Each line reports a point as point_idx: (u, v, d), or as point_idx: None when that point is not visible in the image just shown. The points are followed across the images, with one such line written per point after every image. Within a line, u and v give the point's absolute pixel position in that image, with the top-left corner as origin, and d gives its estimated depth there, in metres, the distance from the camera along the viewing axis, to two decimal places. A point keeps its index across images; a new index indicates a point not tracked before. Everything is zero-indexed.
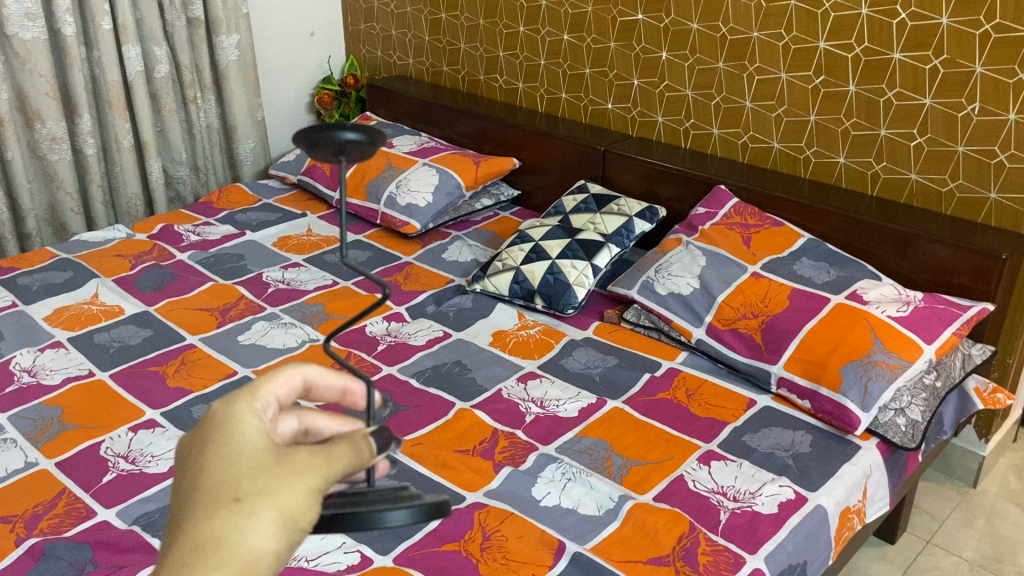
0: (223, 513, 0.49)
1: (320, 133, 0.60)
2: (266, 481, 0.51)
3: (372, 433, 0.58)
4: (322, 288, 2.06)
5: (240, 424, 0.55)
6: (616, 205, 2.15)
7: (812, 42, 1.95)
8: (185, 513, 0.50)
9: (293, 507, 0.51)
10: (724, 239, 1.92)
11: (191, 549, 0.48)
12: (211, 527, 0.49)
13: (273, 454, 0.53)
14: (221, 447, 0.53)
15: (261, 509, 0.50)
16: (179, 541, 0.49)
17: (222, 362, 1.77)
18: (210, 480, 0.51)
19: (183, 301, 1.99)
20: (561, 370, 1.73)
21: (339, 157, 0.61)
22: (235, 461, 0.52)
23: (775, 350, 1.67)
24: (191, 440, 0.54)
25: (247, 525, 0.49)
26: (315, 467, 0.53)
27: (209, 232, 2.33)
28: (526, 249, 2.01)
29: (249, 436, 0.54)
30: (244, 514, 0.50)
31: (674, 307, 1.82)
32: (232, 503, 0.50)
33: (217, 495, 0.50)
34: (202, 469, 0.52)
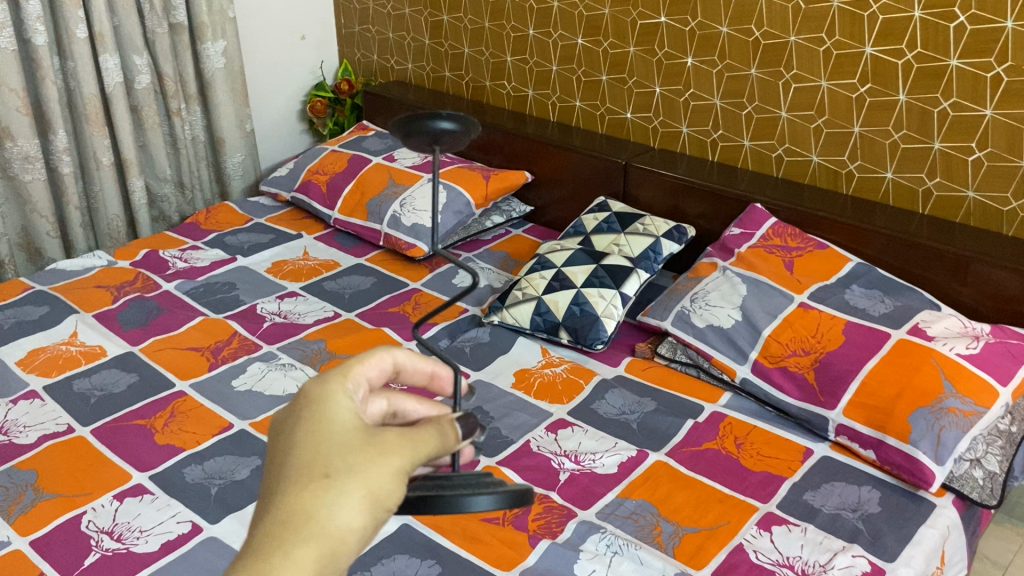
0: (315, 487, 0.57)
1: (418, 124, 0.86)
2: (355, 460, 0.59)
3: (455, 422, 0.69)
4: (323, 321, 1.89)
5: (332, 411, 0.64)
6: (641, 224, 1.98)
7: (858, 47, 1.78)
8: (283, 486, 0.58)
9: (377, 486, 0.59)
10: (765, 264, 1.76)
11: (285, 519, 0.55)
12: (302, 499, 0.56)
13: (363, 437, 0.62)
14: (314, 431, 0.62)
15: (349, 486, 0.58)
16: (275, 508, 0.56)
17: (216, 412, 1.59)
18: (306, 458, 0.59)
19: (171, 340, 1.81)
20: (594, 417, 1.56)
21: (433, 143, 0.86)
22: (327, 440, 0.61)
23: (833, 394, 1.51)
24: (289, 423, 0.63)
25: (335, 499, 0.57)
26: (397, 451, 0.62)
27: (197, 257, 2.15)
28: (548, 276, 1.84)
29: (340, 420, 0.63)
30: (334, 487, 0.57)
31: (715, 340, 1.66)
32: (322, 478, 0.58)
33: (310, 472, 0.58)
34: (297, 447, 0.60)
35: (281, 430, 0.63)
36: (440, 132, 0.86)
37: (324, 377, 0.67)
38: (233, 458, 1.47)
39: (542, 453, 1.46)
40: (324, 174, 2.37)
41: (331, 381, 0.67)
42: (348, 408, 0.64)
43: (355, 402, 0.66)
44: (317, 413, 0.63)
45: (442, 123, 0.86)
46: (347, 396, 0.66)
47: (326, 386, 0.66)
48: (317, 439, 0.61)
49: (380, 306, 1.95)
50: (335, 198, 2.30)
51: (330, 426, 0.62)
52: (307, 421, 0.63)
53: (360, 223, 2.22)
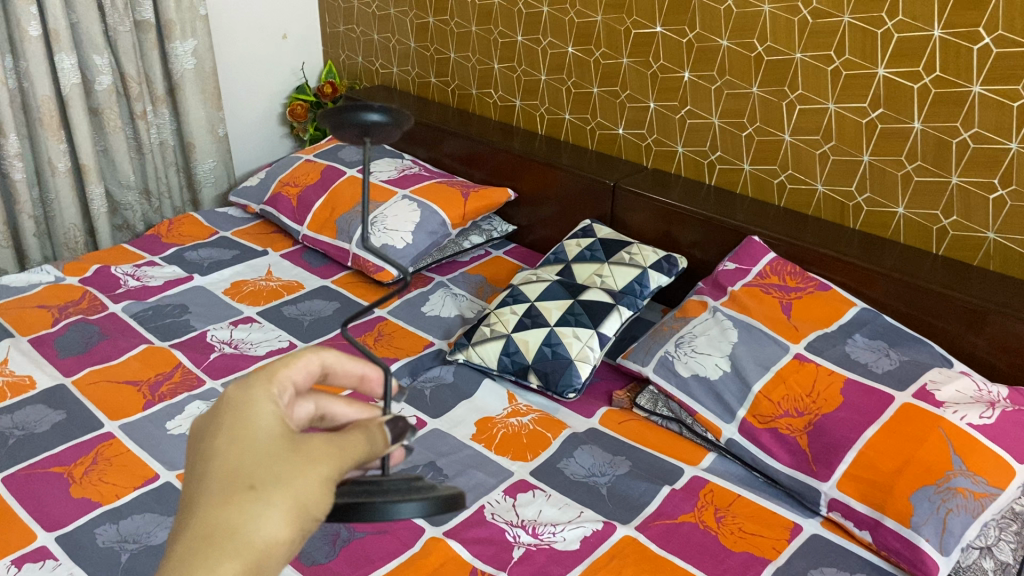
0: (237, 500, 0.51)
1: (347, 115, 0.68)
2: (282, 466, 0.53)
3: (387, 421, 0.60)
4: (274, 353, 1.73)
5: (257, 411, 0.57)
6: (627, 254, 1.82)
7: (870, 69, 1.61)
8: (201, 500, 0.51)
9: (307, 496, 0.52)
10: (759, 307, 1.59)
11: (203, 538, 0.49)
12: (224, 515, 0.50)
13: (290, 441, 0.55)
14: (237, 435, 0.55)
15: (275, 498, 0.51)
16: (192, 526, 0.50)
17: (143, 461, 1.44)
18: (226, 467, 0.53)
19: (107, 372, 1.66)
20: (559, 478, 1.40)
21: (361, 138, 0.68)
22: (251, 445, 0.54)
23: (827, 463, 1.34)
24: (207, 427, 0.56)
25: (258, 513, 0.50)
26: (329, 454, 0.54)
27: (150, 275, 2.00)
28: (519, 312, 1.67)
29: (265, 421, 0.56)
30: (257, 501, 0.51)
31: (700, 393, 1.50)
32: (247, 490, 0.51)
33: (231, 483, 0.51)
34: (217, 454, 0.54)
35: (201, 437, 0.56)
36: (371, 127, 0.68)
37: (248, 377, 0.59)
38: (152, 518, 1.32)
39: (495, 523, 1.30)
40: (295, 186, 2.21)
41: (256, 381, 0.60)
42: (274, 408, 0.57)
43: (281, 402, 0.58)
44: (239, 416, 0.56)
45: (372, 116, 0.68)
46: (271, 396, 0.58)
47: (249, 386, 0.59)
48: (240, 444, 0.54)
49: (340, 336, 1.80)
50: (304, 213, 2.14)
51: (253, 429, 0.55)
52: (227, 423, 0.56)
53: (328, 241, 2.06)
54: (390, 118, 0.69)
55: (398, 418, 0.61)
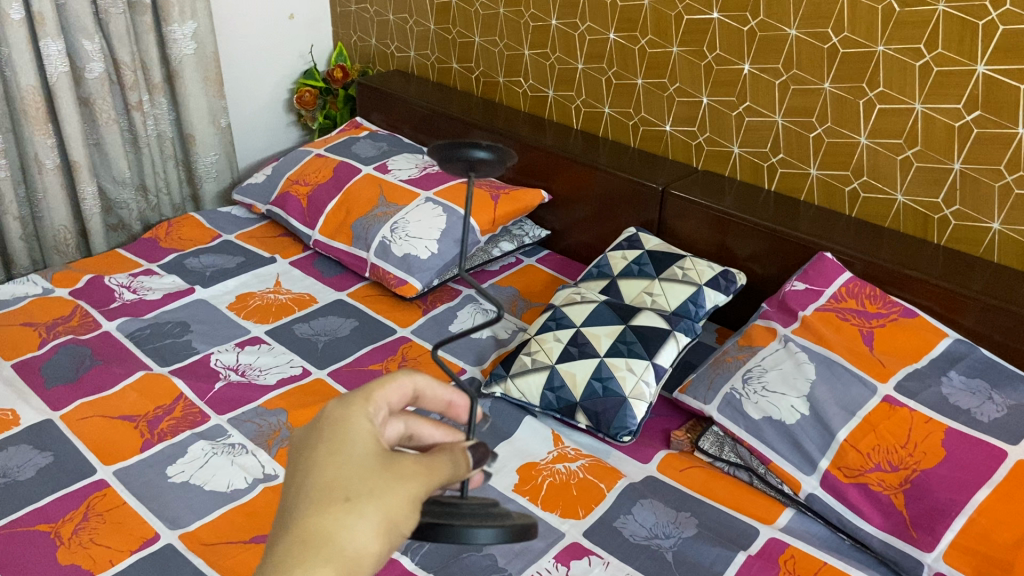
0: (334, 510, 0.61)
1: (454, 148, 0.74)
2: (373, 483, 0.63)
3: (470, 449, 0.69)
4: (286, 382, 1.55)
5: (353, 432, 0.67)
6: (680, 269, 1.62)
7: (967, 65, 1.40)
8: (302, 506, 0.61)
9: (393, 512, 0.62)
10: (838, 337, 1.41)
11: (303, 542, 0.59)
12: (323, 522, 0.60)
13: (381, 461, 0.65)
14: (336, 452, 0.65)
15: (367, 511, 0.61)
16: (295, 530, 0.60)
17: (140, 517, 1.26)
18: (326, 479, 0.63)
19: (100, 404, 1.48)
20: (617, 541, 1.23)
21: (468, 172, 0.74)
22: (346, 462, 0.64)
23: (929, 530, 1.16)
24: (309, 440, 0.66)
25: (352, 524, 0.60)
26: (414, 478, 0.64)
27: (148, 286, 1.81)
28: (564, 339, 1.48)
29: (360, 440, 0.66)
30: (351, 512, 0.61)
31: (774, 439, 1.32)
32: (342, 502, 0.61)
33: (329, 494, 0.61)
34: (317, 467, 0.64)
35: (301, 448, 0.66)
36: (475, 164, 0.74)
37: (344, 400, 0.69)
38: None
39: None
40: (305, 185, 2.01)
41: (353, 403, 0.69)
42: (367, 431, 0.67)
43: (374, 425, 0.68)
44: (336, 434, 0.66)
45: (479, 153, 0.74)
46: (365, 418, 0.68)
47: (346, 408, 0.68)
48: (337, 460, 0.64)
49: (360, 360, 1.61)
50: (316, 216, 1.94)
51: (350, 446, 0.66)
52: (324, 441, 0.65)
53: (343, 248, 1.87)
54: (496, 156, 0.74)
55: (483, 449, 0.71)
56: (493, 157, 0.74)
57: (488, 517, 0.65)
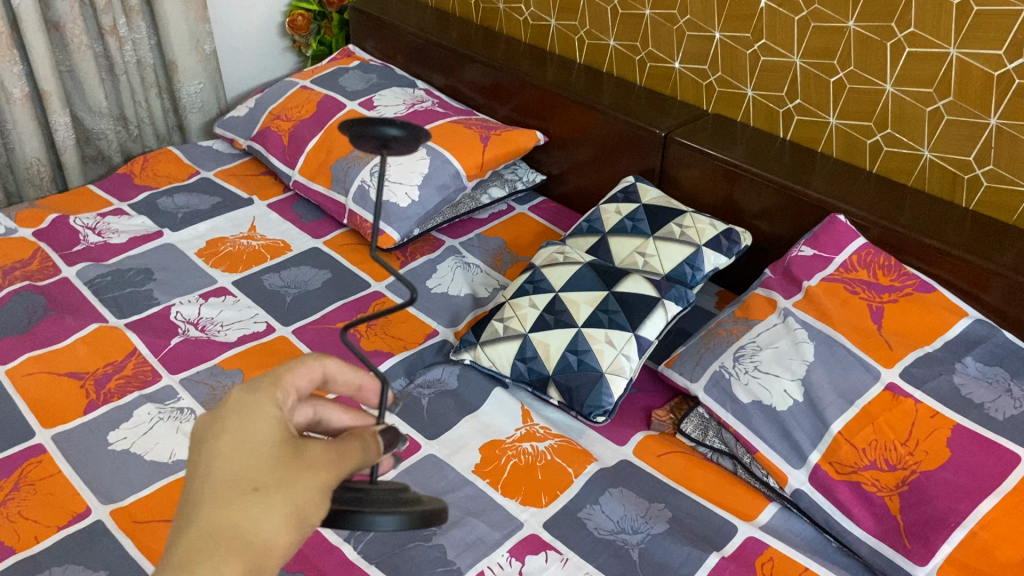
0: (241, 502, 0.56)
1: (366, 125, 0.67)
2: (282, 472, 0.59)
3: (379, 433, 0.66)
4: (247, 339, 1.45)
5: (259, 417, 0.62)
6: (678, 226, 1.48)
7: (1014, 4, 1.21)
8: (205, 499, 0.57)
9: (305, 502, 0.58)
10: (843, 312, 1.26)
11: (208, 535, 0.54)
12: (230, 513, 0.56)
13: (290, 449, 0.61)
14: (240, 438, 0.60)
15: (277, 500, 0.57)
16: (197, 523, 0.55)
17: (74, 488, 1.18)
18: (232, 469, 0.58)
19: (48, 357, 1.39)
20: (580, 535, 1.13)
21: (381, 151, 0.67)
22: (253, 451, 0.60)
23: (925, 541, 1.04)
24: (211, 428, 0.61)
25: (262, 513, 0.56)
26: (325, 465, 0.60)
27: (115, 228, 1.71)
28: (540, 305, 1.36)
29: (266, 425, 0.62)
30: (261, 502, 0.57)
31: (762, 427, 1.19)
32: (251, 492, 0.57)
33: (236, 486, 0.57)
34: (221, 456, 0.59)
35: (202, 437, 0.61)
36: (389, 142, 0.66)
37: (250, 385, 0.64)
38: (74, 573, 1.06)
39: None
40: (287, 120, 1.88)
41: (259, 387, 0.65)
42: (273, 416, 0.62)
43: (283, 410, 0.64)
44: (241, 421, 0.61)
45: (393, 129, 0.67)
46: (274, 403, 0.64)
47: (252, 394, 0.64)
48: (243, 448, 0.59)
49: (328, 316, 1.51)
50: (296, 155, 1.82)
51: (256, 432, 0.61)
52: (228, 429, 0.61)
53: (321, 191, 1.75)
54: (411, 132, 0.67)
55: (392, 431, 0.70)
56: (407, 133, 0.66)
57: (396, 503, 0.63)
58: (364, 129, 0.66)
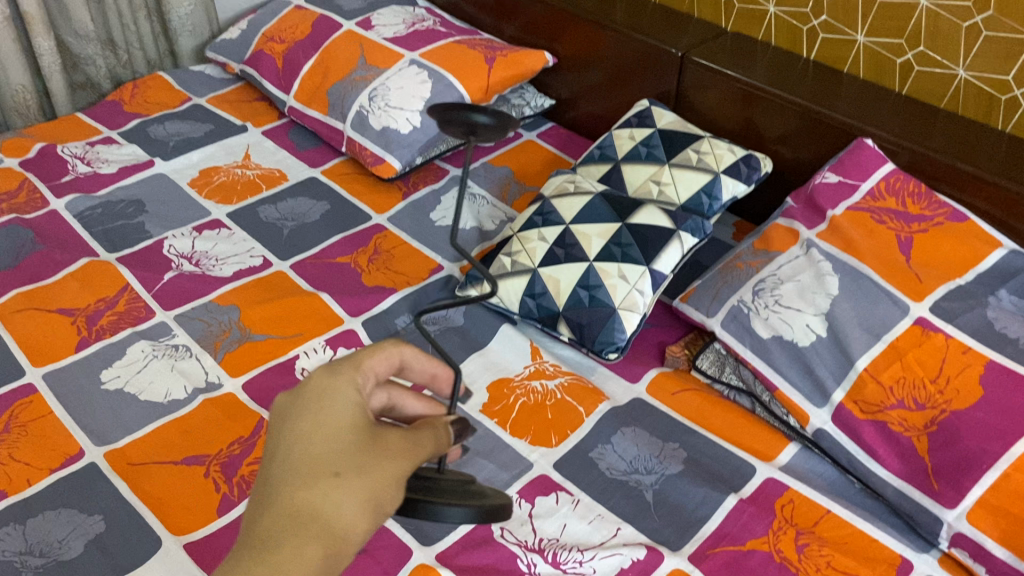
0: (323, 485, 0.60)
1: (457, 111, 0.73)
2: (361, 458, 0.62)
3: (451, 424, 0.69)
4: (243, 273, 1.40)
5: (339, 402, 0.66)
6: (695, 152, 1.40)
7: None
8: (290, 481, 0.61)
9: (383, 490, 0.62)
10: (869, 242, 1.19)
11: (292, 519, 0.59)
12: (312, 497, 0.60)
13: (367, 436, 0.64)
14: (322, 423, 0.64)
15: (354, 486, 0.61)
16: (282, 504, 0.60)
17: (66, 429, 1.13)
18: (314, 452, 0.62)
19: (37, 293, 1.34)
20: (592, 476, 1.09)
21: (468, 136, 0.74)
22: (334, 435, 0.64)
23: (954, 483, 0.99)
24: (296, 409, 0.65)
25: (341, 498, 0.60)
26: (400, 454, 0.64)
27: (104, 158, 1.64)
28: (550, 239, 1.29)
29: (347, 410, 0.65)
30: (340, 487, 0.61)
31: (783, 364, 1.14)
32: (332, 477, 0.61)
33: (318, 470, 0.61)
34: (304, 440, 0.63)
35: (285, 415, 0.65)
36: (477, 128, 0.73)
37: (331, 367, 0.68)
38: (68, 517, 1.02)
39: (505, 546, 0.99)
40: (281, 42, 1.79)
41: (341, 369, 0.68)
42: (352, 401, 0.66)
43: (362, 394, 0.67)
44: (323, 404, 0.65)
45: (483, 117, 0.73)
46: (354, 386, 0.67)
47: (333, 375, 0.67)
48: (325, 433, 0.64)
49: (328, 250, 1.45)
50: (291, 79, 1.73)
51: (336, 416, 0.65)
52: (310, 412, 0.65)
53: (318, 117, 1.67)
54: (497, 122, 0.74)
55: (462, 421, 0.72)
56: (495, 121, 0.73)
57: (465, 496, 0.68)
58: (455, 114, 0.73)
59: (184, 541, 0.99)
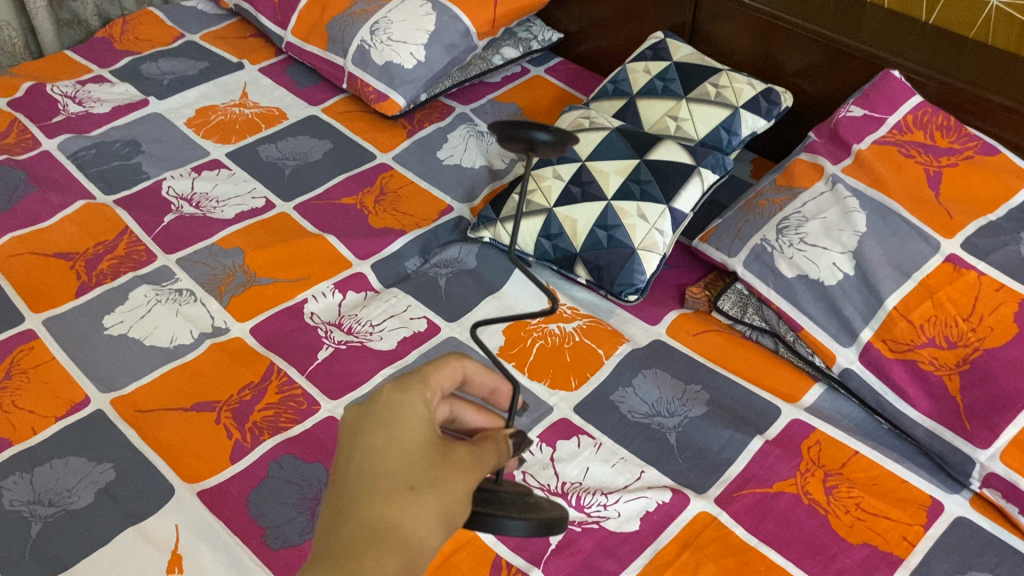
0: (398, 501, 0.53)
1: (516, 128, 0.67)
2: (436, 473, 0.55)
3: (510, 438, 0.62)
4: (246, 215, 1.35)
5: (412, 413, 0.58)
6: (713, 86, 1.35)
7: None
8: (362, 495, 0.53)
9: (458, 510, 0.54)
10: (897, 177, 1.15)
11: (366, 536, 0.52)
12: (387, 513, 0.53)
13: (442, 449, 0.57)
14: (396, 433, 0.57)
15: (430, 503, 0.53)
16: (356, 520, 0.53)
17: (70, 375, 1.10)
18: (386, 467, 0.55)
19: (33, 236, 1.29)
20: (613, 419, 1.06)
21: (528, 153, 0.67)
22: (408, 446, 0.56)
23: (986, 422, 0.97)
24: (365, 421, 0.57)
25: (417, 516, 0.53)
26: (474, 470, 0.56)
27: (96, 97, 1.58)
28: (565, 177, 1.25)
29: (420, 422, 0.58)
30: (415, 504, 0.53)
31: (809, 304, 1.10)
32: (407, 492, 0.53)
33: (391, 483, 0.54)
34: (376, 451, 0.56)
35: (352, 429, 0.58)
36: (537, 146, 0.66)
37: (400, 378, 0.60)
38: (76, 466, 0.99)
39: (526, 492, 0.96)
40: None
41: (410, 381, 0.61)
42: (426, 414, 0.59)
43: (432, 406, 0.60)
44: (398, 414, 0.58)
45: (543, 135, 0.66)
46: (423, 398, 0.60)
47: (402, 387, 0.60)
48: (400, 444, 0.56)
49: (333, 190, 1.40)
50: (288, 13, 1.66)
51: (410, 427, 0.57)
52: (382, 421, 0.57)
53: (318, 53, 1.61)
54: (558, 138, 0.67)
55: (520, 434, 0.64)
56: (556, 139, 0.66)
57: (527, 509, 0.60)
58: (514, 132, 0.66)
59: (197, 489, 0.97)
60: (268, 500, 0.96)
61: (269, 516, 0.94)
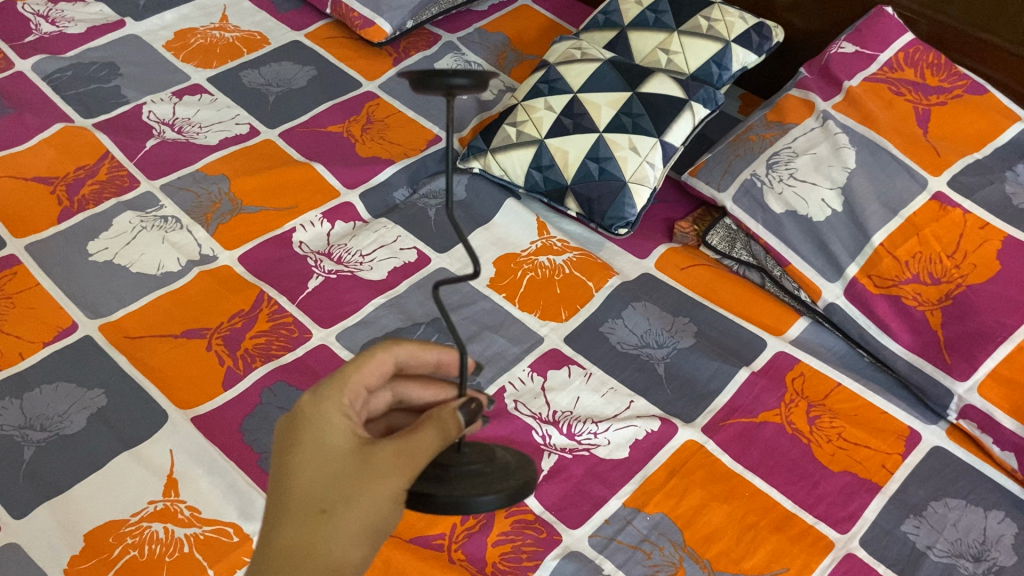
0: (311, 523, 0.57)
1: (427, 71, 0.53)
2: (350, 488, 0.58)
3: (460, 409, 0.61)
4: (231, 141, 1.33)
5: (328, 429, 0.61)
6: (706, 19, 1.33)
7: None
8: (281, 519, 0.58)
9: (374, 517, 0.58)
10: (888, 113, 1.16)
11: (284, 558, 0.57)
12: (303, 535, 0.57)
13: (358, 458, 0.60)
14: (312, 455, 0.60)
15: (343, 521, 0.58)
16: (276, 542, 0.58)
17: (56, 301, 1.08)
18: (302, 489, 0.59)
19: (10, 159, 1.26)
20: (602, 349, 1.07)
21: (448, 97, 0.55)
22: (322, 467, 0.60)
23: (966, 356, 0.99)
24: (288, 443, 0.61)
25: (331, 534, 0.57)
26: (393, 474, 0.58)
27: (69, 16, 1.53)
28: (557, 108, 1.24)
29: (336, 438, 0.61)
30: (329, 523, 0.57)
31: (796, 239, 1.12)
32: (319, 515, 0.58)
33: (308, 506, 0.58)
34: (293, 476, 0.60)
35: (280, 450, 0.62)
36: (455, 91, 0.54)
37: (319, 391, 0.63)
38: (67, 391, 0.99)
39: (520, 418, 0.98)
40: None
41: (328, 393, 0.63)
42: (343, 427, 0.61)
43: (351, 415, 0.62)
44: (314, 434, 0.61)
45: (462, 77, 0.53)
46: (344, 408, 0.63)
47: (320, 401, 0.62)
48: (316, 465, 0.60)
49: (318, 118, 1.38)
50: None
51: (325, 445, 0.61)
52: (299, 443, 0.61)
53: None
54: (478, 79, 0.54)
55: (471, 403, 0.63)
56: (475, 81, 0.54)
57: (488, 481, 0.62)
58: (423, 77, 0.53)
59: (191, 415, 0.97)
60: (263, 425, 0.97)
61: (264, 441, 0.95)
